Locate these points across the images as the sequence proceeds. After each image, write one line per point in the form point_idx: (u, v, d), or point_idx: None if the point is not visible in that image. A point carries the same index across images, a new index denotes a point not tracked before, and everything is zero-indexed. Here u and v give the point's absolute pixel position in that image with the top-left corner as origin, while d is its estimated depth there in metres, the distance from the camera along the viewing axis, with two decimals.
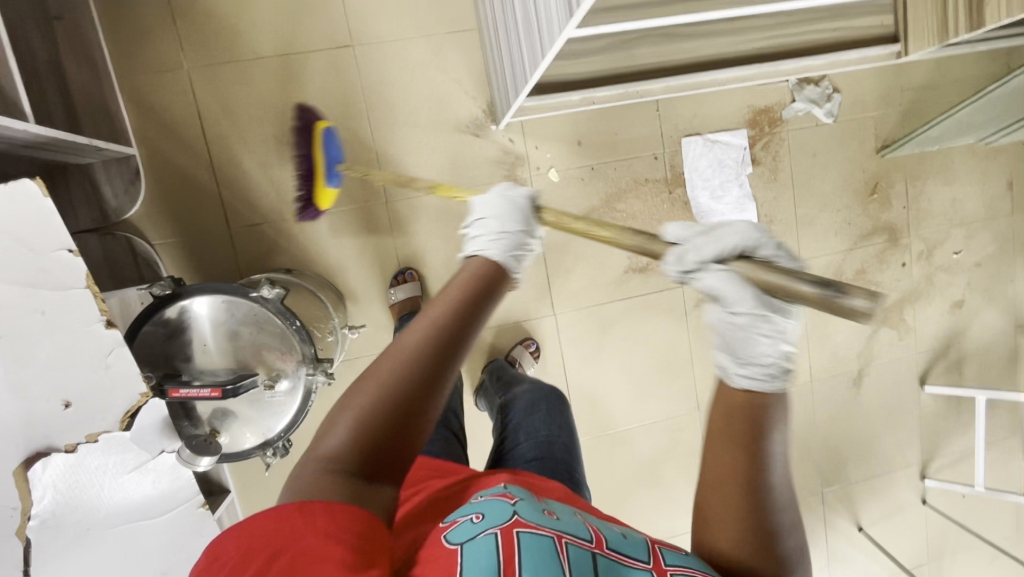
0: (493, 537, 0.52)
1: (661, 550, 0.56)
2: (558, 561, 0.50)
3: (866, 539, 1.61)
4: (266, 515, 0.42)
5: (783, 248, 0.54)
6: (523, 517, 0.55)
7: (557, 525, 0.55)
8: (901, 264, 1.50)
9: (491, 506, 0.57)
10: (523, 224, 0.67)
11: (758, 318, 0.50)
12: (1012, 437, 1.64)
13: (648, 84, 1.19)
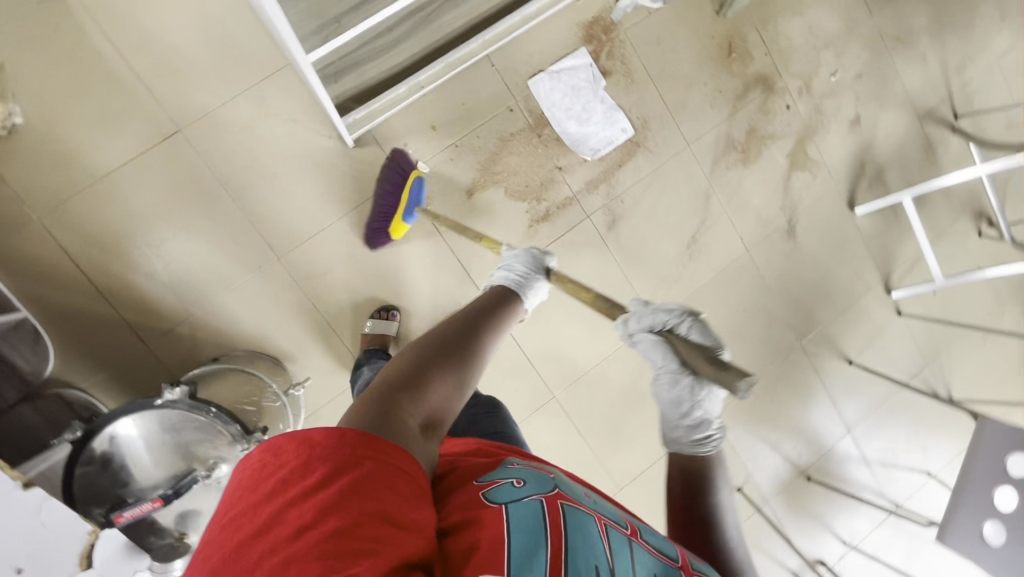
0: (538, 503, 0.53)
1: (688, 556, 0.60)
2: (601, 539, 0.53)
3: (858, 369, 1.66)
4: (339, 433, 0.48)
5: (699, 326, 0.73)
6: (564, 492, 0.57)
7: (597, 509, 0.58)
8: (786, 107, 1.51)
9: (530, 475, 0.58)
10: (535, 279, 0.87)
11: (687, 387, 0.72)
12: (954, 220, 1.67)
13: (464, 49, 1.22)
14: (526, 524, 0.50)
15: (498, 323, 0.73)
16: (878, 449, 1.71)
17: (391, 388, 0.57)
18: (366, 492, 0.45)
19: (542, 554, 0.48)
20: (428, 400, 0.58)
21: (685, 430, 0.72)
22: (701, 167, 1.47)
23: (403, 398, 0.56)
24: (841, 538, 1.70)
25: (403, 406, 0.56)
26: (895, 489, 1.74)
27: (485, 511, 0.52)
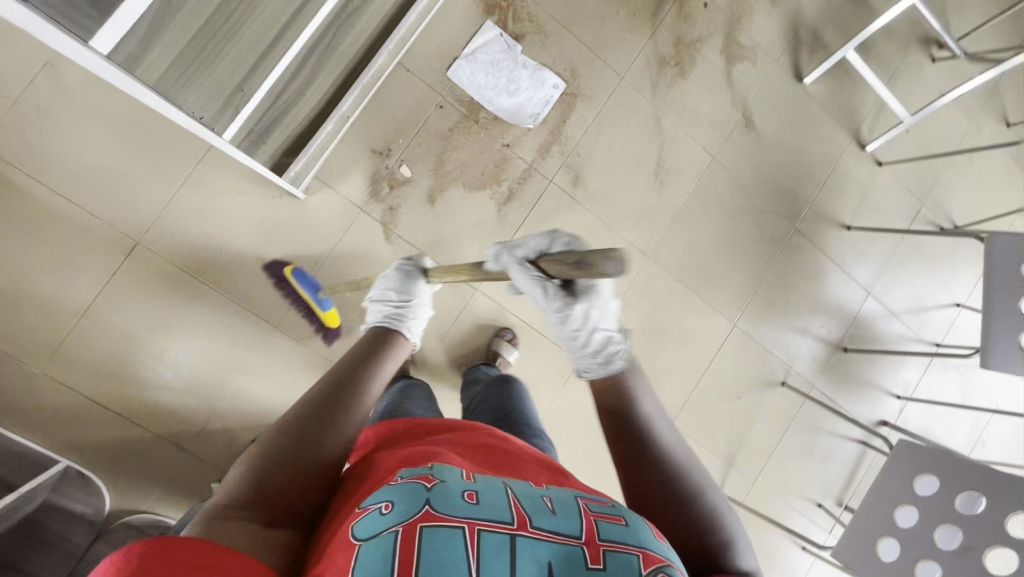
0: (391, 538, 0.44)
1: (599, 522, 0.50)
2: (466, 561, 0.44)
3: (859, 231, 1.65)
4: (117, 557, 0.40)
5: (572, 241, 0.75)
6: (433, 507, 0.47)
7: (474, 509, 0.48)
8: (704, 6, 1.48)
9: (403, 489, 0.49)
10: (411, 288, 0.97)
11: (566, 309, 0.74)
12: (904, 56, 1.64)
13: (376, 63, 1.19)
14: (366, 571, 0.42)
15: (374, 364, 0.75)
16: (902, 299, 1.72)
17: (230, 497, 0.51)
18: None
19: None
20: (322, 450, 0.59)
21: (590, 355, 0.74)
22: (642, 94, 1.46)
23: (234, 507, 0.50)
24: (894, 394, 1.72)
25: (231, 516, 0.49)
26: (931, 330, 1.75)
27: (338, 559, 0.44)
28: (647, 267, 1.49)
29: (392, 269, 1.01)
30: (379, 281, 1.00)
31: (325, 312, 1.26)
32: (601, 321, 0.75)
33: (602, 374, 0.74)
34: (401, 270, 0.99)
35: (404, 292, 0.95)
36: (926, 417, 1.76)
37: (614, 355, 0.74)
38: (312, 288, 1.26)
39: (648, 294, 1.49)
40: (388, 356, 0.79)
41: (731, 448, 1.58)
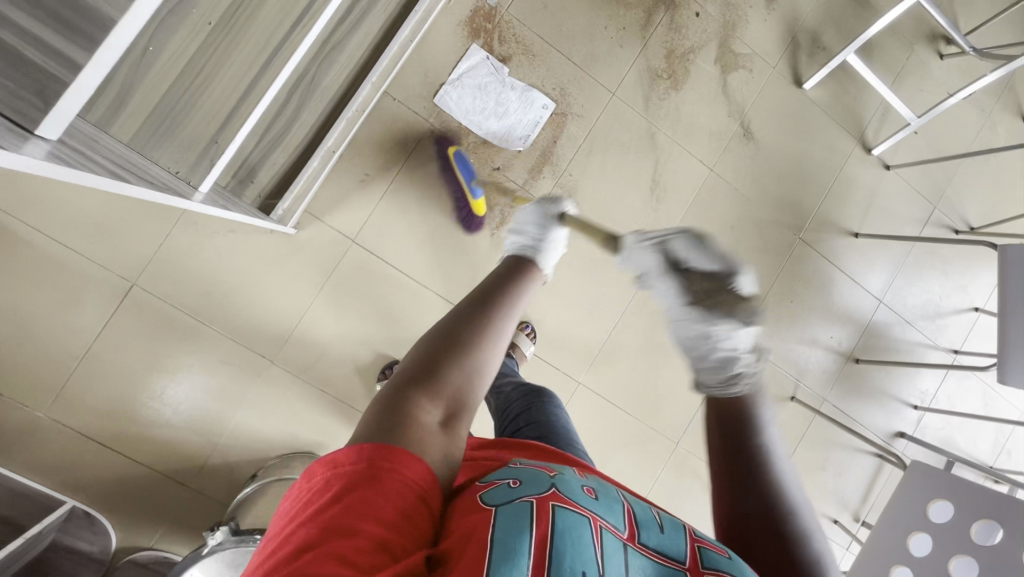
0: (528, 504, 0.48)
1: (702, 550, 0.51)
2: (593, 545, 0.47)
3: (868, 238, 1.60)
4: (351, 451, 0.47)
5: (705, 249, 0.77)
6: (560, 491, 0.51)
7: (593, 505, 0.52)
8: (696, 15, 1.44)
9: (528, 475, 0.54)
10: (550, 229, 0.89)
11: (693, 319, 0.74)
12: (909, 54, 1.58)
13: (359, 97, 1.18)
14: (506, 527, 0.45)
15: (506, 301, 0.65)
16: (917, 306, 1.66)
17: (400, 390, 0.53)
18: (367, 510, 0.42)
19: (524, 551, 0.44)
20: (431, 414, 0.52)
21: (714, 370, 0.69)
22: (634, 109, 1.42)
23: (414, 400, 0.52)
24: (911, 404, 1.67)
25: (409, 407, 0.51)
26: (948, 336, 1.69)
27: (474, 515, 0.47)
28: (646, 286, 1.46)
29: (527, 211, 0.94)
30: (516, 219, 0.94)
31: (474, 202, 1.30)
32: (738, 343, 0.70)
33: (728, 393, 0.67)
34: (540, 209, 0.93)
35: (544, 226, 0.89)
36: (945, 427, 1.69)
37: (739, 378, 0.67)
38: (466, 174, 1.29)
39: (648, 312, 1.47)
40: (535, 276, 0.74)
41: None
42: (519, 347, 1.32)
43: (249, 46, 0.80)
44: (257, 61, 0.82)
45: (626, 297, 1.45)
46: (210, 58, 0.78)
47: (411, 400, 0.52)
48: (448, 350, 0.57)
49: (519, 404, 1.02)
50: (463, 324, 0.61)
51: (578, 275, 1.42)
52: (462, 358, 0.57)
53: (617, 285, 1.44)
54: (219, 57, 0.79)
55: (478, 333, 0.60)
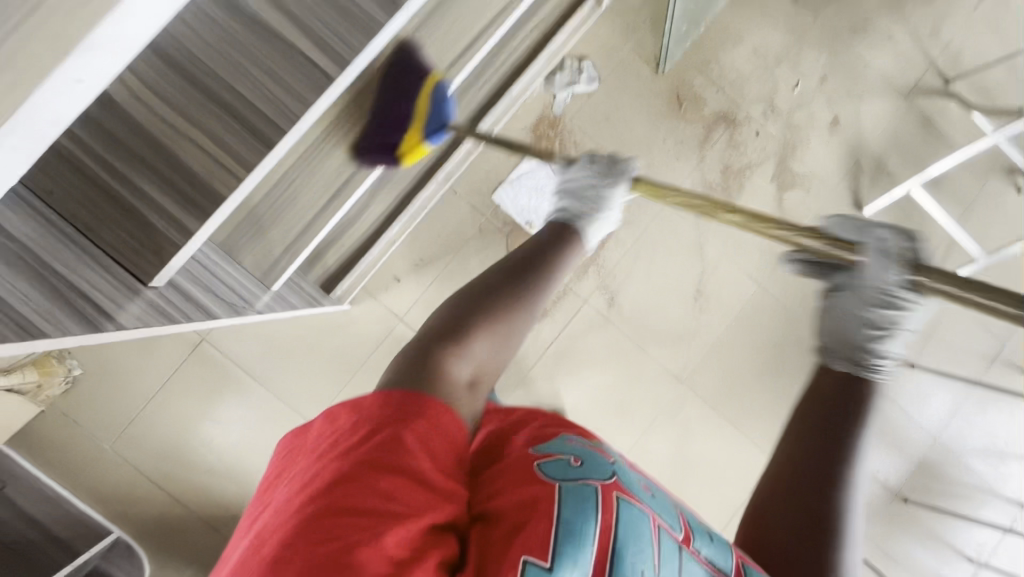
0: (594, 490, 0.55)
1: (743, 565, 0.60)
2: (651, 540, 0.56)
3: (924, 372, 1.53)
4: (385, 398, 0.58)
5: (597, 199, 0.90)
6: (621, 481, 0.59)
7: (652, 504, 0.60)
8: (755, 134, 1.48)
9: (588, 454, 0.60)
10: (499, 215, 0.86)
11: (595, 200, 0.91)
12: (982, 186, 1.54)
13: (424, 194, 1.32)
14: (578, 509, 0.53)
15: (493, 303, 0.72)
16: (977, 448, 1.56)
17: (432, 343, 0.66)
18: (398, 450, 0.53)
19: (588, 535, 0.53)
20: (456, 363, 0.65)
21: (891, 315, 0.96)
22: (686, 219, 1.46)
23: (432, 373, 0.62)
24: (966, 556, 1.54)
25: (443, 355, 0.65)
26: (1012, 486, 1.57)
27: (538, 487, 0.55)
28: (680, 394, 1.45)
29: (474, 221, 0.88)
30: None
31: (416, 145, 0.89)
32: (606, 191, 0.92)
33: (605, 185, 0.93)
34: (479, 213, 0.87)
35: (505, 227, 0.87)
36: None
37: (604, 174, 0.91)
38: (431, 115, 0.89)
39: (679, 420, 1.45)
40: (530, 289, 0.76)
41: None
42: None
43: (323, 177, 0.90)
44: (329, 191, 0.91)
45: (658, 403, 1.45)
46: (291, 180, 0.90)
47: (435, 359, 0.64)
48: (468, 324, 0.69)
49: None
50: (474, 308, 0.71)
51: (611, 375, 1.44)
52: (477, 335, 0.69)
53: (649, 390, 1.44)
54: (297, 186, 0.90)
55: (478, 326, 0.69)
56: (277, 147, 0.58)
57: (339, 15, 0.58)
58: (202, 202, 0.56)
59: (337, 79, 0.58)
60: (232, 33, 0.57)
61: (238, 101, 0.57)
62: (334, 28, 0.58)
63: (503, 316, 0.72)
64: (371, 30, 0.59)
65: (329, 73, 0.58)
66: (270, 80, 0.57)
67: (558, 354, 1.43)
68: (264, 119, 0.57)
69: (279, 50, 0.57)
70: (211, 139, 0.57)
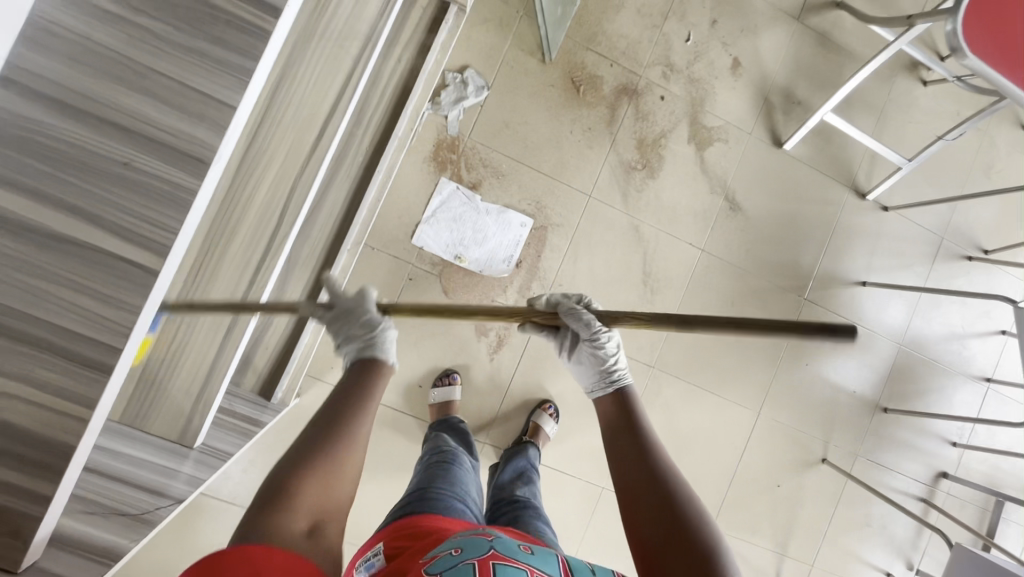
0: (470, 567, 0.45)
1: None
2: None
3: (875, 286, 1.55)
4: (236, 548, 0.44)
5: None
6: (501, 551, 0.49)
7: (535, 561, 0.50)
8: (660, 99, 1.41)
9: (467, 540, 0.51)
10: None
11: None
12: (890, 89, 1.52)
13: (340, 263, 1.16)
14: None
15: (355, 412, 0.62)
16: (939, 340, 1.60)
17: (258, 505, 0.52)
18: None
19: None
20: (338, 467, 0.57)
21: None
22: (614, 206, 1.40)
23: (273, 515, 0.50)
24: (949, 441, 1.61)
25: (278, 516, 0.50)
26: (979, 363, 1.63)
27: None
28: (653, 378, 1.44)
29: None
30: None
31: None
32: None
33: None
34: None
35: None
36: (990, 457, 1.63)
37: None
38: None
39: (660, 404, 1.44)
40: (378, 386, 0.69)
41: (781, 536, 1.52)
42: (542, 430, 1.32)
43: (212, 312, 0.81)
44: (223, 322, 0.82)
45: None
46: (180, 324, 0.80)
47: (277, 512, 0.51)
48: (301, 466, 0.55)
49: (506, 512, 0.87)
50: (305, 445, 0.57)
51: None
52: (305, 489, 0.54)
53: None
54: (183, 334, 0.80)
55: (318, 452, 0.57)
56: (117, 370, 0.49)
57: (132, 192, 0.48)
58: (50, 459, 0.48)
59: (162, 269, 0.49)
60: (14, 254, 0.47)
61: (51, 332, 0.48)
62: (136, 212, 0.48)
63: (363, 423, 0.62)
64: (179, 201, 0.49)
65: (149, 266, 0.49)
66: (81, 294, 0.48)
67: (527, 377, 1.38)
68: (86, 343, 0.48)
69: (78, 257, 0.48)
70: (37, 384, 0.48)
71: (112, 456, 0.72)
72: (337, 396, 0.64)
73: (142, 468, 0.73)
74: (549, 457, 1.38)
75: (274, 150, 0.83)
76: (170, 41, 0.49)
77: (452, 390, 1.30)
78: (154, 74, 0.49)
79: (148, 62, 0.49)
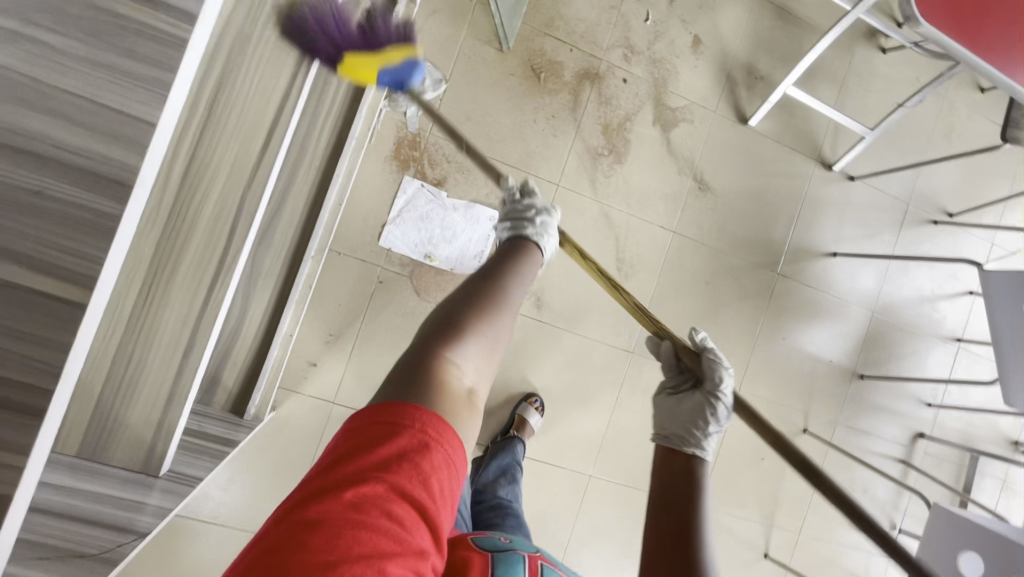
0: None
1: None
2: None
3: (845, 257, 1.57)
4: (359, 440, 0.47)
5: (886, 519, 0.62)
6: None
7: None
8: (623, 82, 1.40)
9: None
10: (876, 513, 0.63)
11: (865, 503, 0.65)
12: (850, 59, 1.52)
13: (302, 278, 1.14)
14: None
15: (505, 292, 0.65)
16: (909, 305, 1.63)
17: (419, 351, 0.56)
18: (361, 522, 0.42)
19: None
20: (478, 352, 0.59)
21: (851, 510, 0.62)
22: (583, 193, 1.39)
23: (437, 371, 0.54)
24: (925, 402, 1.65)
25: (436, 367, 0.54)
26: (949, 325, 1.66)
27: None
28: (634, 363, 1.43)
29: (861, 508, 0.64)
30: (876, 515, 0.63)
31: None
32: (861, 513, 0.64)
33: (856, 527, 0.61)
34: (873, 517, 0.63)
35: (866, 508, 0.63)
36: (963, 415, 1.67)
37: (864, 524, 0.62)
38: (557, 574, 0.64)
39: (642, 389, 1.44)
40: (525, 269, 0.71)
41: (768, 508, 1.54)
42: (528, 423, 1.31)
43: (166, 332, 0.77)
44: (178, 349, 0.79)
45: (616, 380, 1.43)
46: (131, 355, 0.76)
47: (432, 367, 0.54)
48: (472, 310, 0.61)
49: (491, 515, 0.93)
50: (462, 313, 0.61)
51: (563, 371, 1.40)
52: (477, 331, 0.60)
53: (604, 370, 1.42)
54: (138, 360, 0.76)
55: (475, 323, 0.60)
56: (51, 412, 0.46)
57: (50, 223, 0.45)
58: None
59: (91, 302, 0.46)
60: None
61: None
62: (58, 243, 0.45)
63: (511, 305, 0.64)
64: (102, 229, 0.46)
65: (75, 299, 0.46)
66: (1, 335, 0.45)
67: (507, 372, 1.37)
68: (14, 386, 0.45)
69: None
70: None
71: (69, 491, 0.69)
72: (491, 270, 0.68)
73: (102, 502, 0.70)
74: (534, 448, 1.38)
75: (219, 159, 0.78)
76: (78, 58, 0.46)
77: None
78: (64, 93, 0.45)
79: (56, 81, 0.45)
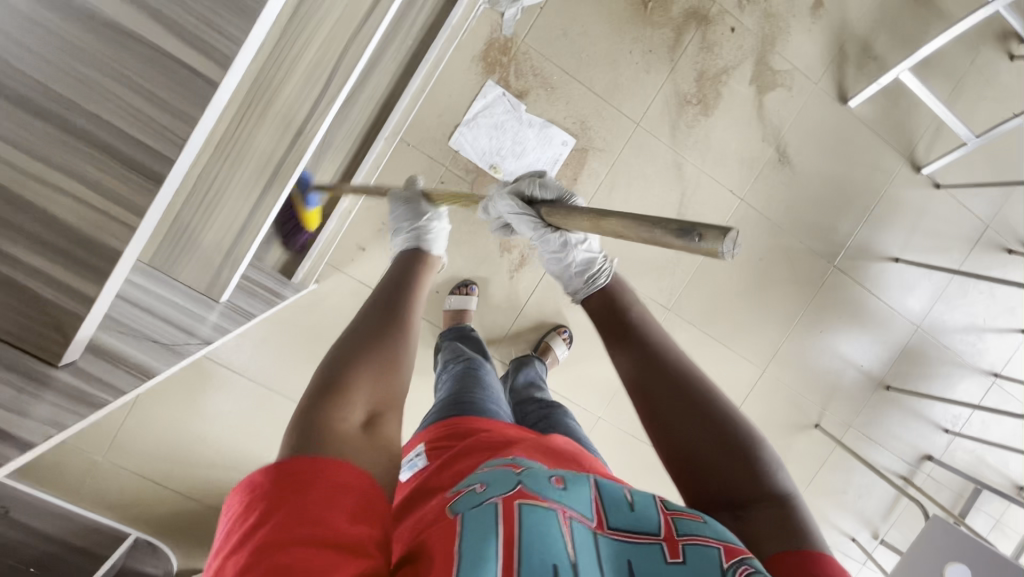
0: (492, 506, 0.40)
1: (673, 519, 0.45)
2: (564, 537, 0.39)
3: (908, 265, 1.52)
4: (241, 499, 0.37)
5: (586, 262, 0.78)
6: (526, 487, 0.43)
7: (562, 494, 0.43)
8: (731, 31, 1.33)
9: (492, 474, 0.45)
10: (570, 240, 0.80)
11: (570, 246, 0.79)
12: (974, 59, 1.42)
13: (373, 155, 1.13)
14: (475, 534, 0.38)
15: (390, 325, 0.58)
16: (956, 329, 1.59)
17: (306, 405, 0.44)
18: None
19: (492, 556, 0.37)
20: (377, 378, 0.50)
21: (575, 274, 0.77)
22: (661, 138, 1.35)
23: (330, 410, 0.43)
24: (942, 428, 1.64)
25: (327, 411, 0.43)
26: (989, 358, 1.62)
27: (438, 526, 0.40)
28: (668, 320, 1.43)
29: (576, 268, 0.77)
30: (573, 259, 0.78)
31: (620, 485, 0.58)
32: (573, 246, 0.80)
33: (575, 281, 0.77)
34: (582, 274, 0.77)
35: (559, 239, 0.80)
36: (976, 449, 1.66)
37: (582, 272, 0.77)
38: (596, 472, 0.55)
39: None
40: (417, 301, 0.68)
41: None
42: (552, 351, 1.33)
43: (247, 168, 0.78)
44: (257, 185, 0.79)
45: None
46: (212, 181, 0.78)
47: (325, 417, 0.42)
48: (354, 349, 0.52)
49: (538, 413, 0.89)
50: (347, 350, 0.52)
51: None
52: (366, 368, 0.50)
53: None
54: (217, 189, 0.79)
55: (364, 356, 0.51)
56: (167, 182, 0.48)
57: None
58: (96, 260, 0.49)
59: (222, 83, 0.46)
60: (64, 38, 0.43)
61: (103, 130, 0.46)
62: (199, 12, 0.45)
63: (398, 333, 0.58)
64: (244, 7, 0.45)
65: (208, 76, 0.46)
66: (134, 94, 0.45)
67: (543, 300, 1.38)
68: (138, 148, 0.46)
69: (131, 51, 0.45)
70: (84, 182, 0.47)
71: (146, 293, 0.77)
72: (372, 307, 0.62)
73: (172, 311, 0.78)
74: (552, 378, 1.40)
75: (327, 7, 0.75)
76: None
77: (470, 299, 1.29)
78: None
79: None
